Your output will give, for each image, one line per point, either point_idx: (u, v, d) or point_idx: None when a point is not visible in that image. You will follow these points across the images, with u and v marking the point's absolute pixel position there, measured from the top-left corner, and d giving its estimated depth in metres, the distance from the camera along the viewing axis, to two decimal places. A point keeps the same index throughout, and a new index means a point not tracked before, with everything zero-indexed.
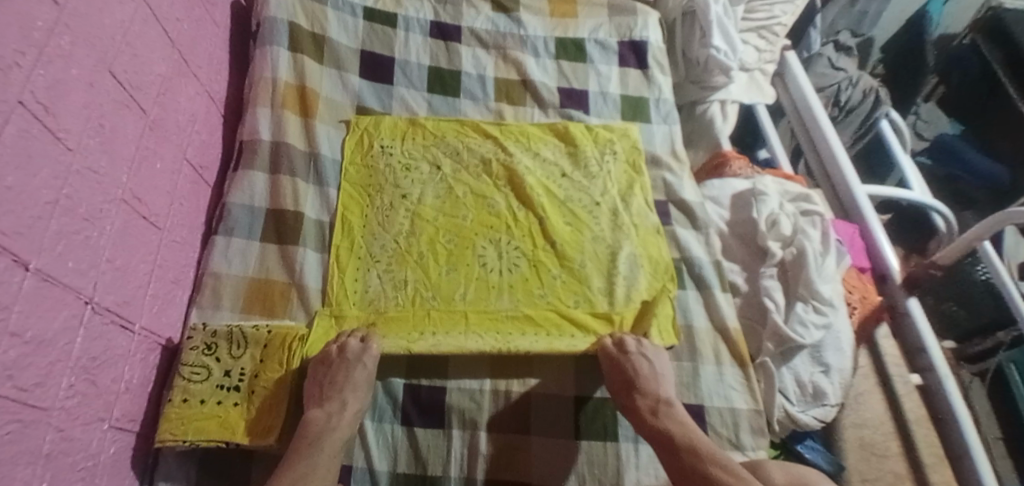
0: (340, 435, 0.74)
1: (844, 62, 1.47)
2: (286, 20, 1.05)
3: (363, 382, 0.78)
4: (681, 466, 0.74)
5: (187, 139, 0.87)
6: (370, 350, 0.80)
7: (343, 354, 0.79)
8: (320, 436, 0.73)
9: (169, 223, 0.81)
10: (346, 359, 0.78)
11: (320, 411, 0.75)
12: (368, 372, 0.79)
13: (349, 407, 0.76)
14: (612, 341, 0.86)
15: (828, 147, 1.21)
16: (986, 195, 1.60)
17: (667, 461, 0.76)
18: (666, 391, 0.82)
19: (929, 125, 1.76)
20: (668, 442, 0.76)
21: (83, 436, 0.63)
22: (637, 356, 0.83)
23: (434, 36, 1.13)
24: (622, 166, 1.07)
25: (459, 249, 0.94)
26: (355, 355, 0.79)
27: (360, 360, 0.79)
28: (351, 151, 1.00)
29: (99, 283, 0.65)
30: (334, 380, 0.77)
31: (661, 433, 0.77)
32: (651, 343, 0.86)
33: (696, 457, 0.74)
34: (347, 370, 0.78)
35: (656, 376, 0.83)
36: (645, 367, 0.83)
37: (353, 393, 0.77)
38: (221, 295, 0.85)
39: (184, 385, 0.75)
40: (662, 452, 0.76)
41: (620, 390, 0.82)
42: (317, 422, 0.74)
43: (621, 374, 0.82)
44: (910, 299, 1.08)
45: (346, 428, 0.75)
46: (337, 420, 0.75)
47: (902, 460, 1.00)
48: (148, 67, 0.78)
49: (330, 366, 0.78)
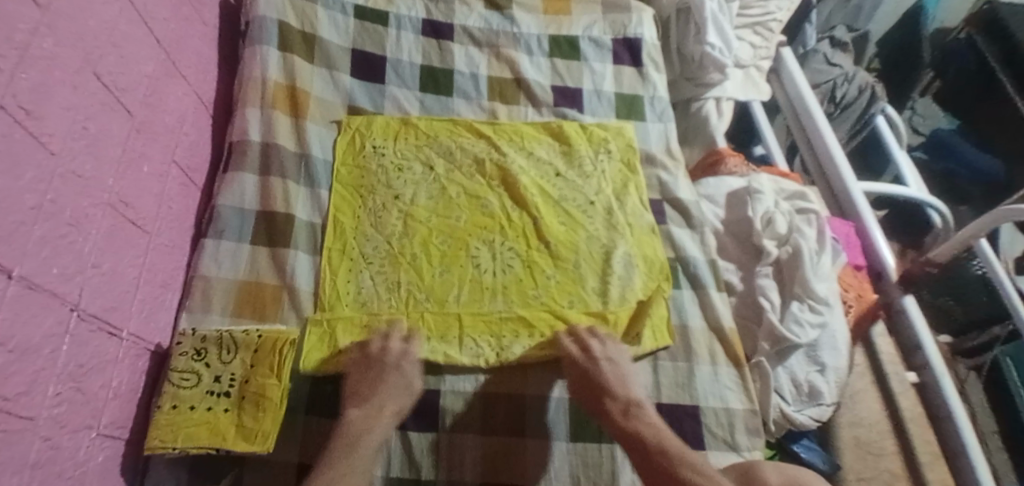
0: (376, 436, 0.74)
1: (839, 58, 1.47)
2: (276, 19, 1.04)
3: (402, 385, 0.78)
4: (653, 469, 0.73)
5: (175, 140, 0.86)
6: (409, 353, 0.81)
7: (387, 354, 0.80)
8: (359, 437, 0.73)
9: (157, 226, 0.80)
10: (384, 361, 0.79)
11: (358, 412, 0.75)
12: (406, 377, 0.79)
13: (387, 408, 0.76)
14: (574, 343, 0.84)
15: (823, 144, 1.21)
16: (979, 191, 1.58)
17: (640, 465, 0.74)
18: (637, 392, 0.81)
19: (925, 120, 1.74)
20: (640, 445, 0.75)
21: (70, 444, 0.62)
22: (603, 361, 0.82)
23: (426, 34, 1.12)
24: (616, 166, 1.06)
25: (453, 250, 0.93)
26: (394, 358, 0.80)
27: (398, 363, 0.79)
28: (343, 152, 0.99)
29: (85, 289, 0.64)
30: (373, 382, 0.78)
31: (633, 435, 0.76)
32: (613, 339, 0.85)
33: (667, 458, 0.73)
34: (387, 373, 0.78)
35: (624, 379, 0.81)
36: (612, 372, 0.81)
37: (392, 396, 0.77)
38: (210, 299, 0.84)
39: (173, 391, 0.75)
40: (634, 455, 0.75)
41: (588, 397, 0.81)
42: (353, 423, 0.74)
43: (588, 380, 0.81)
44: (906, 298, 1.07)
45: (382, 428, 0.75)
46: (374, 421, 0.75)
47: (898, 458, 1.01)
48: (135, 68, 0.76)
49: (373, 368, 0.79)
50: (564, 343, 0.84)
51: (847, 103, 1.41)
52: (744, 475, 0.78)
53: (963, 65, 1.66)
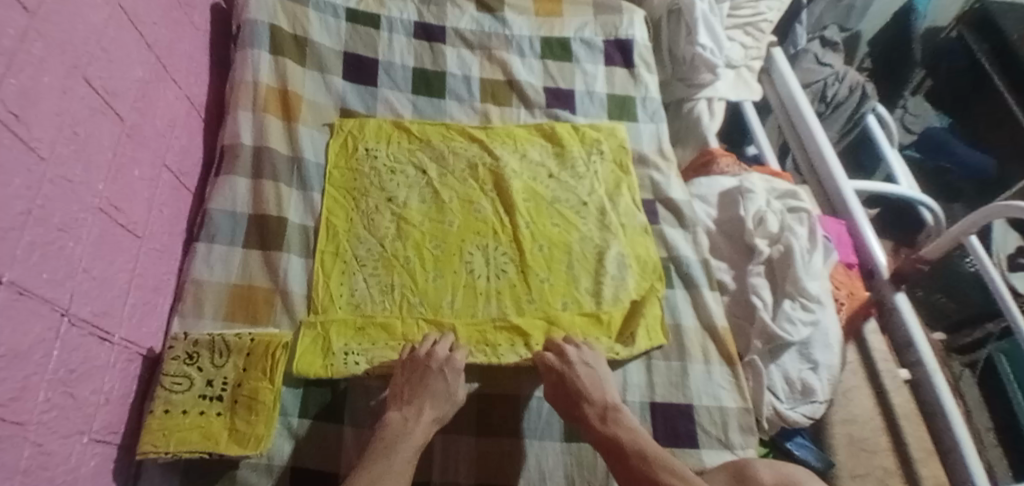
0: (415, 440, 0.74)
1: (830, 57, 1.47)
2: (268, 22, 1.04)
3: (445, 393, 0.78)
4: (631, 474, 0.73)
5: (166, 144, 0.86)
6: (453, 361, 0.81)
7: (432, 359, 0.80)
8: (396, 441, 0.73)
9: (149, 230, 0.80)
10: (429, 366, 0.79)
11: (398, 415, 0.76)
12: (449, 385, 0.79)
13: (426, 413, 0.76)
14: (553, 354, 0.83)
15: (815, 143, 1.21)
16: (972, 187, 1.61)
17: (618, 470, 0.74)
18: (613, 396, 0.81)
19: (916, 119, 1.72)
20: (617, 450, 0.75)
21: (61, 450, 0.62)
22: (579, 365, 0.82)
23: (418, 37, 1.12)
24: (609, 166, 1.06)
25: (446, 255, 0.93)
26: (438, 365, 0.80)
27: (444, 368, 0.79)
28: (335, 155, 0.99)
29: (76, 294, 0.64)
30: (416, 386, 0.78)
31: (611, 440, 0.76)
32: (590, 348, 0.85)
33: (645, 463, 0.73)
34: (431, 379, 0.78)
35: (599, 381, 0.81)
36: (589, 376, 0.81)
37: (432, 402, 0.77)
38: (203, 302, 0.83)
39: (165, 396, 0.74)
40: (612, 460, 0.75)
41: (565, 403, 0.80)
42: (392, 425, 0.75)
43: (564, 388, 0.80)
44: (899, 295, 1.09)
45: (421, 432, 0.75)
46: (412, 425, 0.75)
47: (891, 456, 0.99)
48: (125, 72, 0.76)
49: (419, 372, 0.79)
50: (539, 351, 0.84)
51: (838, 102, 1.42)
52: (737, 472, 0.78)
53: (957, 64, 1.66)
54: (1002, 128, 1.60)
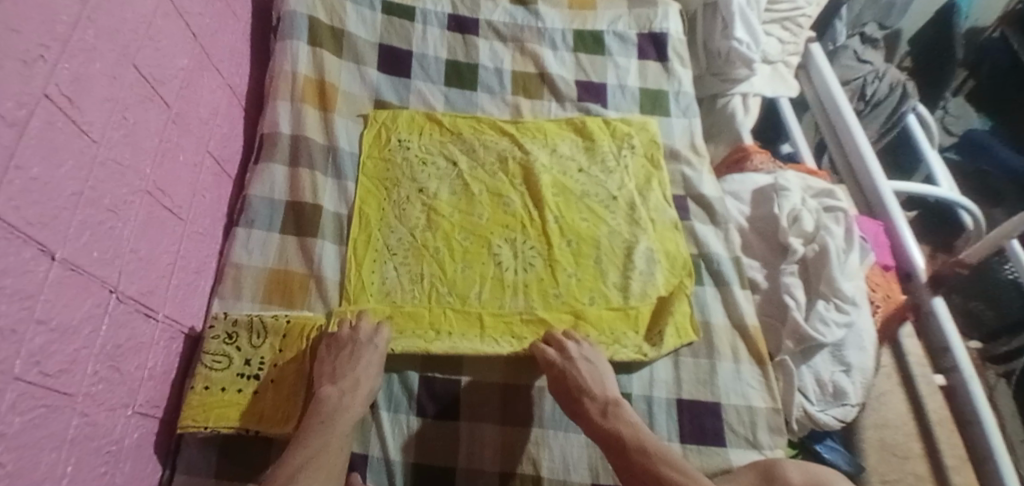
0: (353, 414, 0.75)
1: (870, 55, 1.45)
2: (306, 14, 1.06)
3: (374, 364, 0.78)
4: (631, 467, 0.74)
5: (209, 131, 0.88)
6: (379, 334, 0.81)
7: (355, 336, 0.79)
8: (334, 414, 0.74)
9: (192, 214, 0.82)
10: (357, 340, 0.79)
11: (333, 389, 0.75)
12: (379, 354, 0.80)
13: (362, 387, 0.76)
14: (553, 348, 0.84)
15: (853, 142, 1.19)
16: (1013, 188, 1.53)
17: (618, 464, 0.75)
18: (610, 389, 0.81)
19: (958, 120, 1.68)
20: (618, 445, 0.76)
21: (108, 421, 0.65)
22: (580, 361, 0.82)
23: (451, 29, 1.13)
24: (639, 161, 1.06)
25: (475, 247, 0.94)
26: (366, 336, 0.80)
27: (371, 342, 0.80)
28: (369, 145, 1.01)
29: (123, 273, 0.67)
30: (345, 361, 0.77)
31: (611, 435, 0.76)
32: (589, 344, 0.85)
33: (644, 456, 0.74)
34: (362, 352, 0.78)
35: (598, 369, 0.83)
36: (590, 372, 0.81)
37: (366, 373, 0.77)
38: (242, 285, 0.86)
39: (205, 373, 0.77)
40: (613, 455, 0.76)
41: (566, 398, 0.81)
42: (329, 401, 0.74)
43: (566, 384, 0.81)
44: (936, 299, 1.05)
45: (358, 408, 0.75)
46: (350, 400, 0.75)
47: (924, 462, 1.00)
48: (171, 61, 0.79)
49: (345, 349, 0.78)
50: (540, 348, 0.84)
51: (877, 100, 1.39)
52: (765, 474, 0.78)
53: (999, 63, 1.63)
54: None
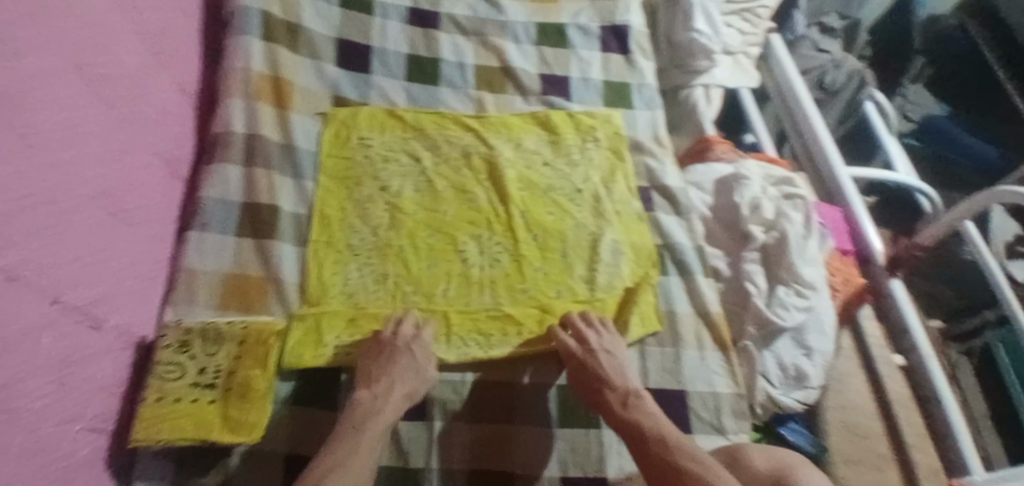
0: (384, 419, 0.74)
1: (828, 44, 1.47)
2: (260, 9, 1.03)
3: (413, 369, 0.78)
4: (648, 458, 0.72)
5: (158, 132, 0.85)
6: (420, 339, 0.81)
7: (399, 337, 0.80)
8: (366, 419, 0.73)
9: (141, 218, 0.79)
10: (396, 344, 0.80)
11: (366, 393, 0.76)
12: (418, 361, 0.79)
13: (396, 389, 0.76)
14: (572, 336, 0.84)
15: (812, 132, 1.21)
16: (976, 174, 1.58)
17: (636, 454, 0.73)
18: (633, 381, 0.81)
19: (916, 107, 1.68)
20: (637, 434, 0.74)
21: (55, 437, 0.62)
22: (600, 353, 0.82)
23: (412, 23, 1.12)
24: (605, 153, 1.06)
25: (441, 245, 0.93)
26: (404, 342, 0.80)
27: (411, 345, 0.80)
28: (329, 144, 0.98)
29: (67, 282, 0.64)
30: (383, 365, 0.78)
31: (631, 425, 0.75)
32: (608, 330, 0.85)
33: (664, 446, 0.72)
34: (399, 355, 0.79)
35: (614, 361, 0.82)
36: (611, 365, 0.81)
37: (401, 378, 0.77)
38: (195, 290, 0.82)
39: (158, 384, 0.73)
40: (632, 444, 0.74)
41: (587, 389, 0.81)
42: (363, 403, 0.74)
43: (586, 374, 0.80)
44: (893, 281, 1.07)
45: (390, 411, 0.75)
46: (381, 403, 0.75)
47: (884, 440, 0.98)
48: (114, 59, 0.76)
49: (386, 352, 0.79)
50: (561, 336, 0.84)
51: (836, 89, 1.42)
52: (730, 459, 0.79)
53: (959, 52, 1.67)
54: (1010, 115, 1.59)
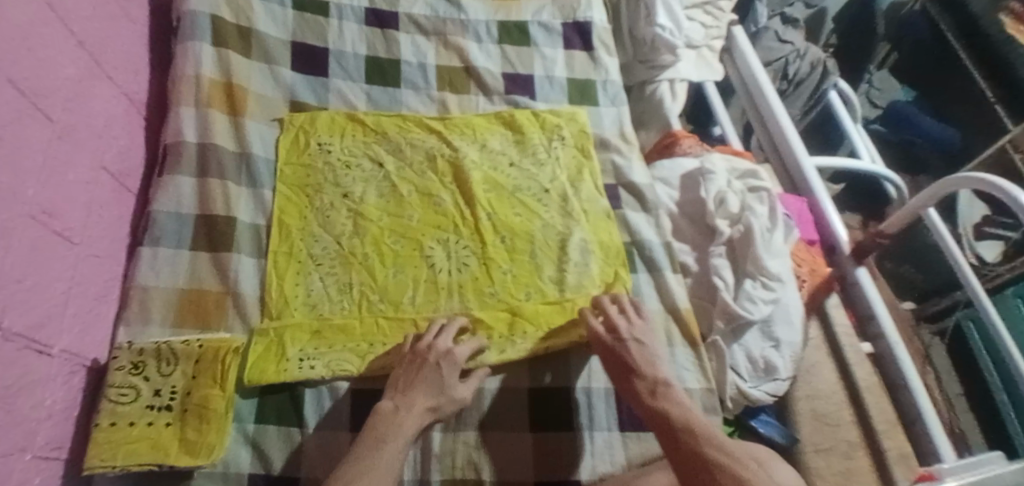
0: (405, 431, 0.73)
1: (791, 35, 1.44)
2: (210, 13, 1.01)
3: (440, 385, 0.77)
4: (676, 445, 0.72)
5: (104, 145, 0.82)
6: (453, 354, 0.80)
7: (432, 351, 0.79)
8: (387, 432, 0.72)
9: (88, 236, 0.77)
10: (428, 357, 0.79)
11: (389, 404, 0.75)
12: (448, 377, 0.78)
13: (418, 402, 0.75)
14: (605, 325, 0.84)
15: (776, 123, 1.21)
16: (938, 159, 1.59)
17: (664, 440, 0.74)
18: (666, 374, 0.80)
19: (882, 93, 1.73)
20: (665, 421, 0.75)
21: (4, 468, 0.59)
22: (631, 342, 0.82)
23: (370, 24, 1.09)
24: (571, 151, 1.05)
25: (407, 250, 0.91)
26: (436, 357, 0.79)
27: (442, 360, 0.79)
28: (287, 151, 0.96)
29: (10, 306, 0.61)
30: (416, 377, 0.77)
31: (660, 412, 0.76)
32: (645, 322, 0.84)
33: (692, 436, 0.72)
34: (428, 371, 0.78)
35: (653, 360, 0.81)
36: (641, 353, 0.81)
37: (426, 393, 0.76)
38: (149, 308, 0.80)
39: (111, 408, 0.72)
40: (659, 431, 0.75)
41: (617, 375, 0.81)
42: (383, 414, 0.74)
43: (615, 360, 0.81)
44: (859, 270, 1.07)
45: (412, 423, 0.74)
46: (403, 415, 0.74)
47: (854, 428, 0.98)
48: (54, 72, 0.73)
49: (417, 363, 0.79)
50: (592, 324, 0.84)
51: (799, 79, 1.41)
52: None
53: (922, 37, 1.65)
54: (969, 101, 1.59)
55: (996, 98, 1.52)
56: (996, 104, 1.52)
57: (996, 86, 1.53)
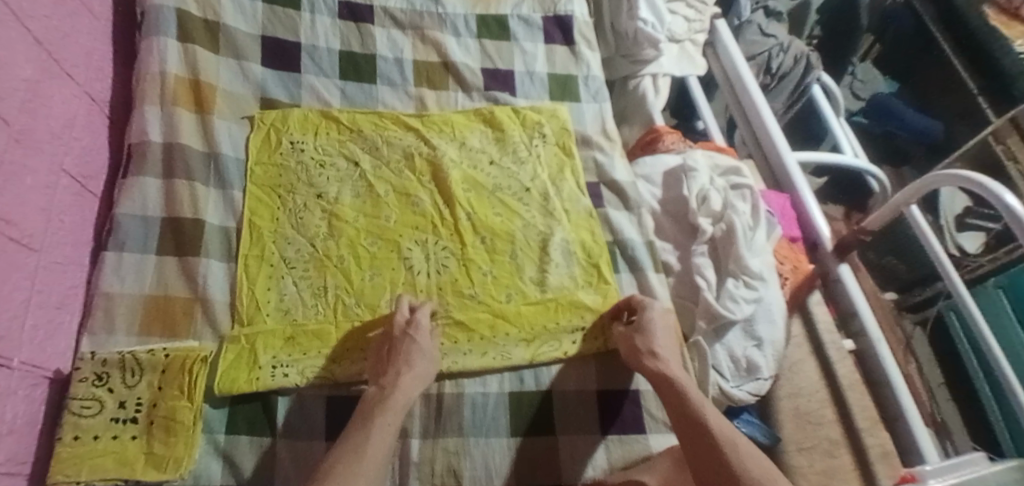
0: (392, 406, 0.73)
1: (774, 28, 1.43)
2: (176, 8, 0.98)
3: (416, 351, 0.78)
4: (686, 415, 0.74)
5: (65, 147, 0.79)
6: (415, 320, 0.80)
7: (396, 327, 0.80)
8: (375, 410, 0.72)
9: (47, 242, 0.74)
10: (393, 336, 0.79)
11: (375, 388, 0.75)
12: (421, 346, 0.78)
13: (402, 374, 0.76)
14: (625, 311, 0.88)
15: (760, 119, 1.19)
16: (921, 150, 1.61)
17: (674, 412, 0.76)
18: (659, 343, 0.82)
19: (865, 85, 1.70)
20: (677, 396, 0.77)
21: None
22: (652, 320, 0.84)
23: (343, 18, 1.07)
24: (552, 149, 1.04)
25: (384, 252, 0.89)
26: (401, 330, 0.79)
27: (408, 330, 0.79)
28: (258, 150, 0.93)
29: None
30: (387, 358, 0.78)
31: (671, 385, 0.78)
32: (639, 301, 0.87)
33: (704, 410, 0.74)
34: (400, 344, 0.78)
35: (643, 333, 0.83)
36: (657, 327, 0.84)
37: (404, 362, 0.77)
38: (114, 316, 0.78)
39: (74, 421, 0.70)
40: (670, 404, 0.77)
41: (630, 352, 0.83)
42: (369, 398, 0.74)
43: (630, 342, 0.83)
44: (842, 266, 1.06)
45: (399, 394, 0.74)
46: (389, 391, 0.74)
47: (837, 425, 0.97)
48: (9, 72, 0.70)
49: (388, 347, 0.79)
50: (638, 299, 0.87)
51: (782, 73, 1.39)
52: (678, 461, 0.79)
53: (904, 29, 1.64)
54: (951, 93, 1.59)
55: (979, 89, 1.52)
56: (979, 95, 1.51)
57: (977, 75, 1.54)
